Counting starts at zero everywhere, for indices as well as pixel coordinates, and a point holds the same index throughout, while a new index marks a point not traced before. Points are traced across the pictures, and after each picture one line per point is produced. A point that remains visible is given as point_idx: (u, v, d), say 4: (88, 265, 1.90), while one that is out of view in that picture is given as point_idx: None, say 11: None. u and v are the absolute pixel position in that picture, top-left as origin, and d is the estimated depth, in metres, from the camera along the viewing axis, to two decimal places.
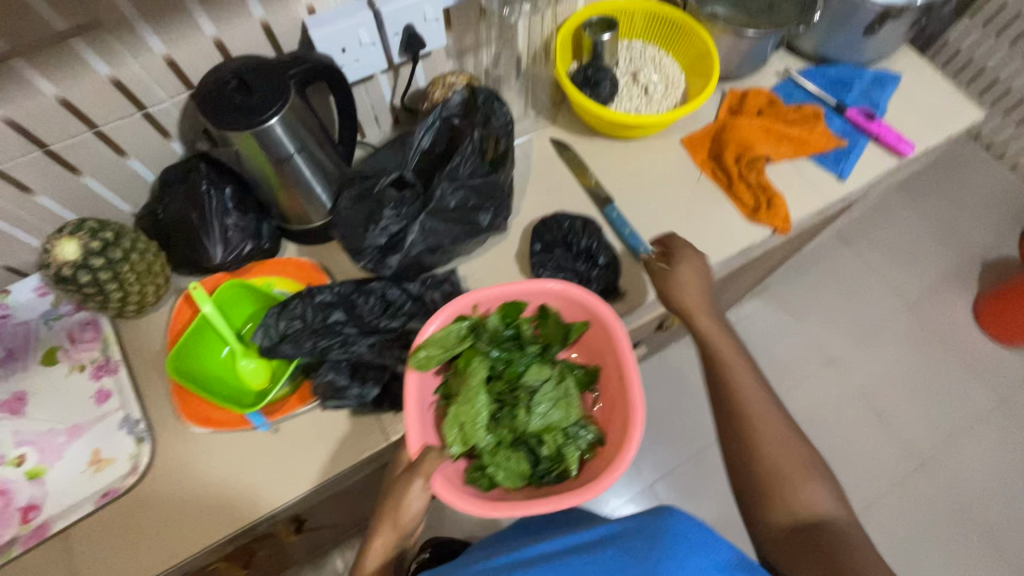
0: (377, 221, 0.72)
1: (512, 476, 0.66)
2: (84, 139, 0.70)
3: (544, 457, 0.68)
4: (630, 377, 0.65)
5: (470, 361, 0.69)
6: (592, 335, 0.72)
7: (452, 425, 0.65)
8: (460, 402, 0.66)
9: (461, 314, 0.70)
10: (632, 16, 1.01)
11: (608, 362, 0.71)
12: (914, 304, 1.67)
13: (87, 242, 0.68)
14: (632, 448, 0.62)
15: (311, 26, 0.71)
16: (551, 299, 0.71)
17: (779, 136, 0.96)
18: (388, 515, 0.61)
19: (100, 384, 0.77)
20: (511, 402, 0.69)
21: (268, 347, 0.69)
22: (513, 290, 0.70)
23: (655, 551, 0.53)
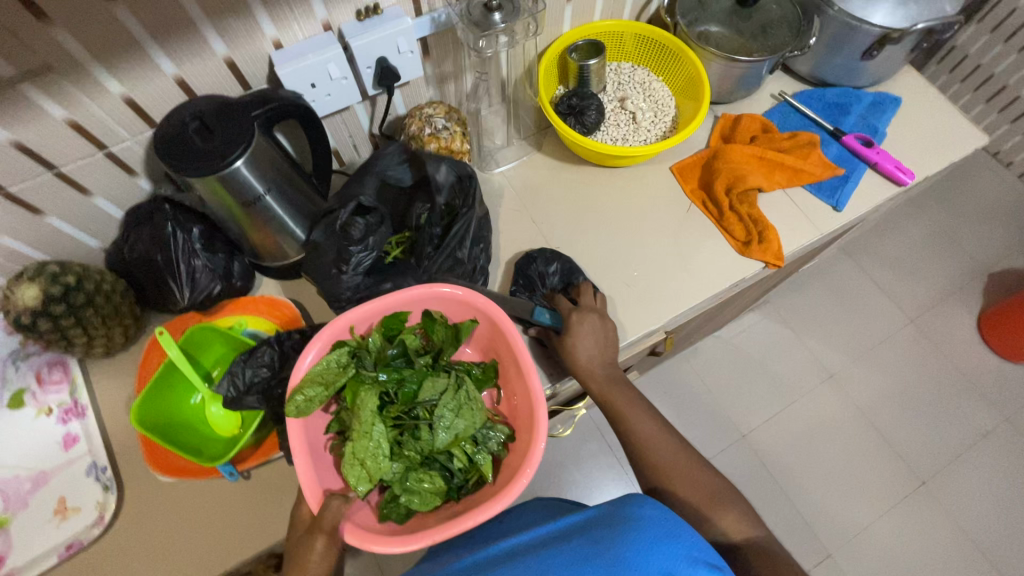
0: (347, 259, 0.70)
1: (427, 499, 0.63)
2: (44, 180, 0.68)
3: (457, 469, 0.65)
4: (526, 369, 0.65)
5: (357, 393, 0.63)
6: (482, 332, 0.71)
7: (351, 465, 0.60)
8: (355, 439, 0.61)
9: (338, 340, 0.66)
10: (623, 35, 0.97)
11: (504, 358, 0.69)
12: (916, 318, 1.64)
13: (48, 287, 0.66)
14: (541, 439, 0.61)
15: (277, 62, 0.68)
16: (433, 303, 0.69)
17: (771, 165, 0.93)
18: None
19: (67, 428, 0.75)
20: (411, 425, 0.65)
21: (233, 400, 0.66)
22: (389, 303, 0.67)
23: (626, 536, 0.51)
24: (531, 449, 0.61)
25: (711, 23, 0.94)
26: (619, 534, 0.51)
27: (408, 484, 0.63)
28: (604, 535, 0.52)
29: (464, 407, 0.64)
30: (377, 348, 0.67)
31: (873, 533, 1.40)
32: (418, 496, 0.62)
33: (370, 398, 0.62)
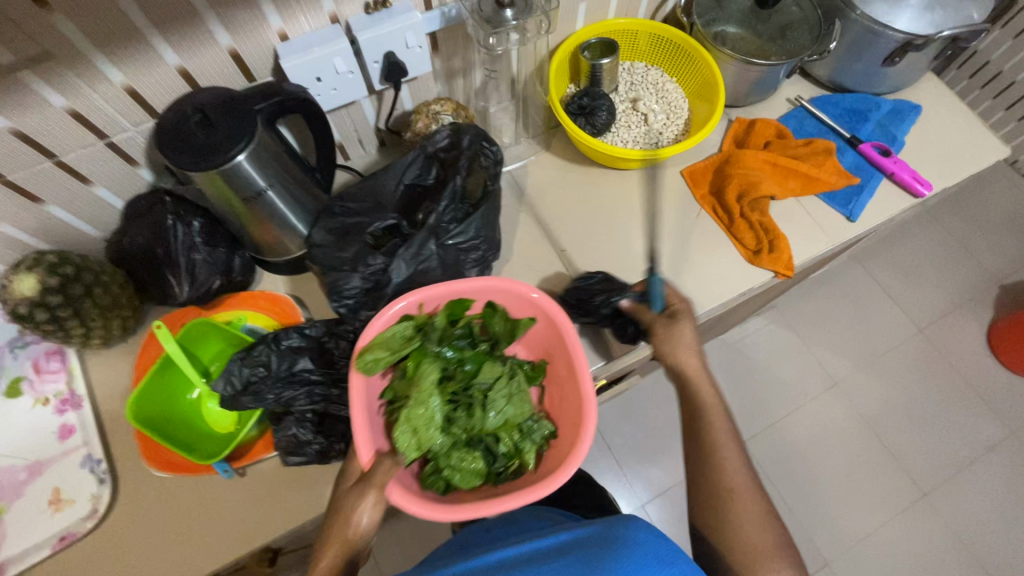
0: (366, 259, 0.68)
1: (468, 478, 0.63)
2: (44, 169, 0.67)
3: (501, 454, 0.65)
4: (579, 370, 0.64)
5: (419, 364, 0.64)
6: (538, 331, 0.70)
7: (403, 429, 0.60)
8: (412, 405, 0.61)
9: (406, 314, 0.66)
10: (637, 34, 0.94)
11: (557, 357, 0.69)
12: (924, 327, 1.61)
13: (46, 278, 0.65)
14: (590, 435, 0.60)
15: (282, 55, 0.66)
16: (497, 295, 0.68)
17: (785, 171, 0.91)
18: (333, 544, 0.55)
19: (64, 419, 0.74)
20: (465, 402, 0.66)
21: (229, 397, 0.64)
22: (459, 288, 0.67)
23: (615, 558, 0.50)
24: (578, 442, 0.60)
25: (728, 23, 0.92)
26: (608, 555, 0.51)
27: (451, 460, 0.63)
28: (594, 555, 0.51)
29: (516, 397, 0.65)
30: (444, 326, 0.67)
31: (873, 544, 1.39)
32: (458, 473, 0.63)
33: (432, 370, 0.63)
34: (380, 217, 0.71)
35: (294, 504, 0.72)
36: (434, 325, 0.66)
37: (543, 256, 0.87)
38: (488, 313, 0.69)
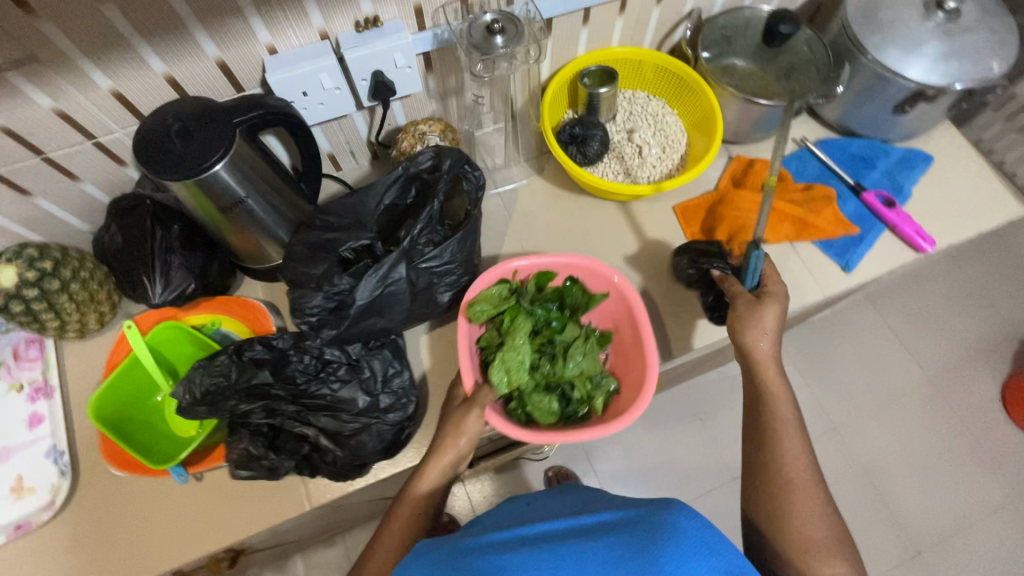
0: (330, 279, 0.66)
1: (546, 415, 0.70)
2: (32, 164, 0.68)
3: (574, 401, 0.72)
4: (645, 335, 0.71)
5: (514, 318, 0.73)
6: (608, 306, 0.78)
7: (497, 368, 0.69)
8: (506, 349, 0.70)
9: (503, 278, 0.76)
10: (643, 63, 0.92)
11: (623, 328, 0.76)
12: (934, 377, 1.55)
13: (23, 271, 0.67)
14: (652, 388, 0.68)
15: (268, 69, 0.67)
16: (579, 270, 0.77)
17: (781, 216, 0.88)
18: (446, 450, 0.67)
19: (34, 407, 0.75)
20: (549, 354, 0.74)
21: (184, 406, 0.65)
22: (546, 261, 0.76)
23: (662, 543, 0.45)
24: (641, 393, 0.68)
25: (737, 57, 0.91)
26: (654, 539, 0.46)
27: (532, 398, 0.70)
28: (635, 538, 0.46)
29: (591, 355, 0.73)
30: (534, 291, 0.76)
31: None
32: (539, 410, 0.70)
33: (525, 324, 0.71)
34: (357, 235, 0.70)
35: (250, 513, 0.72)
36: (527, 289, 0.75)
37: None
38: (567, 283, 0.76)
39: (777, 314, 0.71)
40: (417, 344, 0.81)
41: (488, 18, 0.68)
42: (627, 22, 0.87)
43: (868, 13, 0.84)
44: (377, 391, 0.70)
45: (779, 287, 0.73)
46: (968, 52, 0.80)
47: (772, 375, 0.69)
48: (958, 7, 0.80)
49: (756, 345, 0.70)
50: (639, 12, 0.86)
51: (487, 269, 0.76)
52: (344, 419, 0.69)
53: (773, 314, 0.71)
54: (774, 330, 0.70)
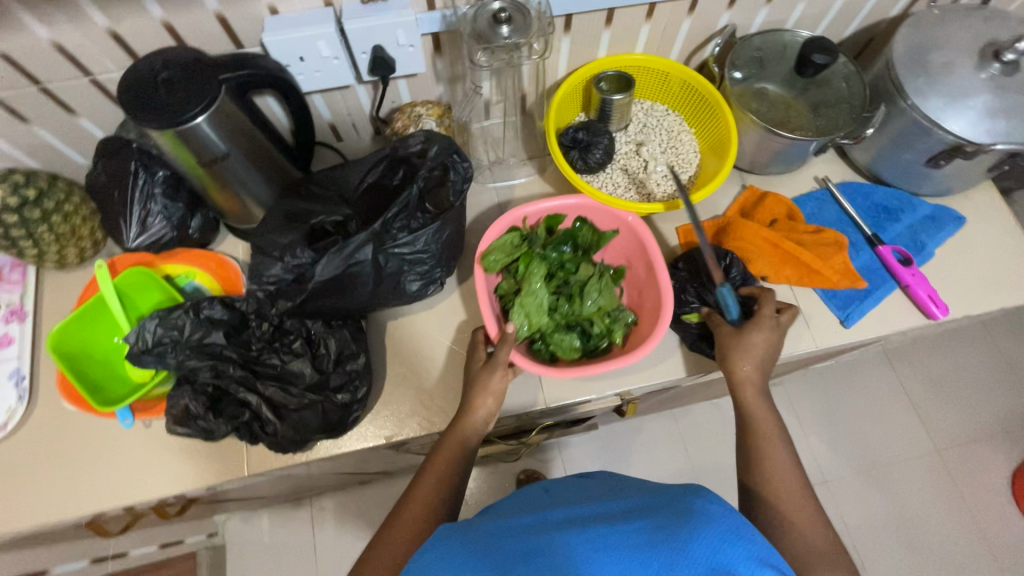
0: (291, 252, 0.66)
1: (570, 351, 0.71)
2: (29, 92, 0.69)
3: (594, 334, 0.72)
4: (660, 273, 0.72)
5: (529, 265, 0.73)
6: (620, 243, 0.78)
7: (517, 312, 0.70)
8: (523, 295, 0.70)
9: (513, 227, 0.75)
10: (668, 75, 0.87)
11: (635, 262, 0.77)
12: (941, 449, 1.45)
13: (6, 196, 0.69)
14: (666, 322, 0.69)
15: (265, 29, 0.65)
16: (586, 213, 0.77)
17: (786, 256, 0.82)
18: (473, 409, 0.68)
19: (7, 328, 0.77)
20: (566, 294, 0.73)
21: (132, 353, 0.65)
22: (553, 205, 0.76)
23: (692, 528, 0.46)
24: (656, 329, 0.69)
25: (769, 82, 0.87)
26: (685, 523, 0.46)
27: (554, 336, 0.71)
28: (665, 523, 0.47)
29: (608, 289, 0.72)
30: (544, 236, 0.75)
31: None
32: (563, 348, 0.71)
33: (539, 269, 0.71)
34: (328, 211, 0.70)
35: (189, 469, 0.73)
36: (538, 234, 0.74)
37: None
38: (577, 225, 0.76)
39: (766, 340, 0.70)
40: (384, 329, 0.80)
41: (496, 5, 0.66)
42: (654, 29, 0.83)
43: (916, 53, 0.77)
44: (329, 369, 0.69)
45: (766, 312, 0.71)
46: (1021, 111, 0.72)
47: (750, 397, 0.69)
48: (1018, 60, 0.73)
49: (739, 368, 0.69)
50: (668, 20, 0.81)
51: (498, 217, 0.75)
52: (292, 393, 0.67)
53: (760, 339, 0.69)
54: (760, 356, 0.69)
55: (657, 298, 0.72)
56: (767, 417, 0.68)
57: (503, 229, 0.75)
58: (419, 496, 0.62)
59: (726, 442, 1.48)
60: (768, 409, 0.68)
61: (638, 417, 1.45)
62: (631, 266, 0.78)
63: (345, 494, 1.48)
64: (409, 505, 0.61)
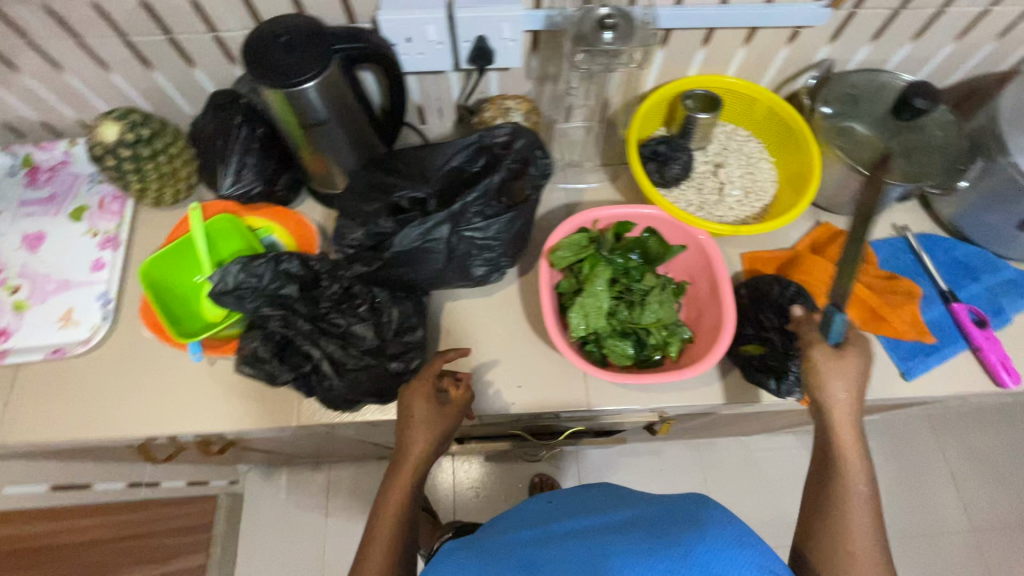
0: (375, 219, 0.70)
1: (622, 356, 0.72)
2: (160, 41, 0.75)
3: (649, 344, 0.73)
4: (725, 293, 0.72)
5: (594, 267, 0.73)
6: (686, 258, 0.79)
7: (576, 311, 0.71)
8: (585, 295, 0.71)
9: (582, 229, 0.77)
10: (754, 100, 0.86)
11: (698, 280, 0.77)
12: (978, 529, 1.38)
13: (124, 132, 0.74)
14: (723, 346, 0.69)
15: (381, 8, 0.69)
16: (658, 224, 0.77)
17: (852, 297, 0.80)
18: (414, 453, 0.66)
19: (101, 254, 0.84)
20: (626, 300, 0.74)
21: (215, 291, 0.68)
22: (626, 212, 0.77)
23: (696, 533, 0.55)
24: (709, 354, 0.69)
25: (859, 121, 0.85)
26: (689, 530, 0.56)
27: (609, 341, 0.72)
28: (669, 534, 0.56)
29: (669, 303, 0.73)
30: (613, 241, 0.76)
31: None
32: (616, 353, 0.72)
33: (606, 272, 0.72)
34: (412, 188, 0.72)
35: (242, 409, 0.77)
36: (607, 238, 0.75)
37: None
38: (647, 234, 0.76)
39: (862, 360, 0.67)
40: (441, 309, 0.82)
41: (603, 12, 0.67)
42: (750, 54, 0.82)
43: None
44: (388, 337, 0.72)
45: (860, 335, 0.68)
46: None
47: (847, 440, 0.65)
48: None
49: (838, 400, 0.65)
50: (765, 46, 0.81)
51: (569, 217, 0.77)
52: (352, 353, 0.71)
53: (858, 362, 0.66)
54: (856, 378, 0.66)
55: (716, 317, 0.73)
56: (859, 461, 0.64)
57: (572, 228, 0.77)
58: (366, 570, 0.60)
59: (747, 481, 1.45)
60: (860, 448, 0.65)
61: (661, 441, 1.44)
62: (693, 282, 0.79)
63: (364, 465, 1.52)
64: (363, 574, 0.60)
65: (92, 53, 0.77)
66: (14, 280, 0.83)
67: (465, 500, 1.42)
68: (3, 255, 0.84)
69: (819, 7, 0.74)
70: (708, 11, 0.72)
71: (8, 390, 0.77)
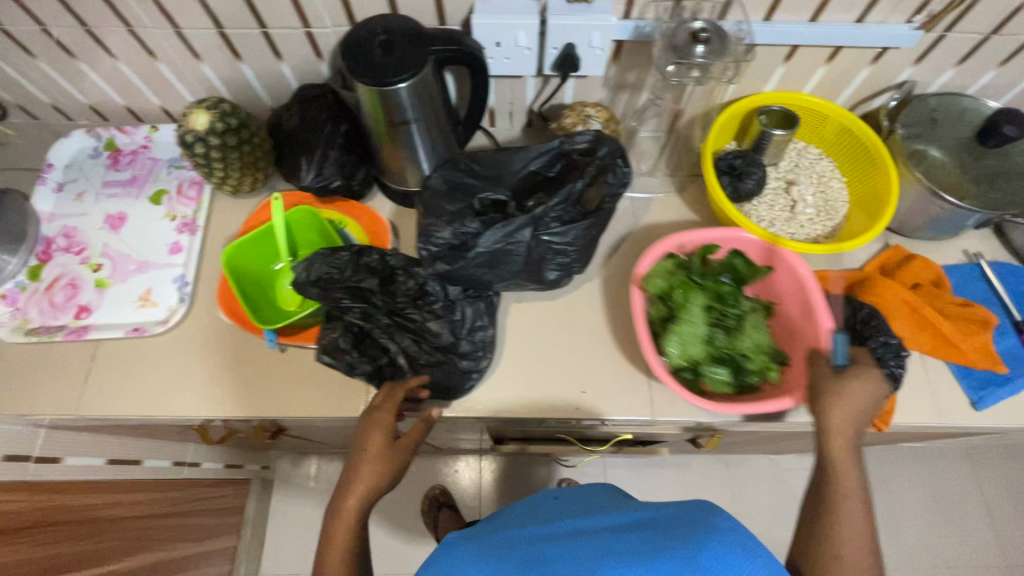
0: (461, 220, 0.71)
1: (722, 383, 0.72)
2: (254, 34, 0.77)
3: (749, 370, 0.73)
4: (821, 316, 0.72)
5: (687, 293, 0.74)
6: (774, 279, 0.79)
7: (673, 339, 0.71)
8: (681, 322, 0.72)
9: (670, 253, 0.78)
10: (825, 118, 0.85)
11: (789, 302, 0.77)
12: (1012, 565, 1.35)
13: (215, 121, 0.76)
14: None
15: (476, 12, 0.70)
16: (744, 246, 0.78)
17: (923, 322, 0.79)
18: (361, 485, 0.65)
19: (178, 237, 0.87)
20: (721, 326, 0.74)
21: (299, 282, 0.70)
22: (714, 235, 0.77)
23: (702, 537, 0.54)
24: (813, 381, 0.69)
25: (935, 145, 0.83)
26: (695, 535, 0.55)
27: (706, 367, 0.72)
28: (674, 535, 0.56)
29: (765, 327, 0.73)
30: (702, 265, 0.77)
31: None
32: (713, 380, 0.72)
33: (700, 299, 0.73)
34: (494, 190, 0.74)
35: (310, 398, 0.78)
36: (697, 263, 0.76)
37: (625, 288, 0.84)
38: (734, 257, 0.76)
39: (867, 392, 0.64)
40: (506, 309, 0.83)
41: (697, 25, 0.69)
42: (830, 73, 0.82)
43: None
44: (461, 335, 0.73)
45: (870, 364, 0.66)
46: None
47: (839, 447, 0.62)
48: None
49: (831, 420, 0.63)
50: (847, 66, 0.81)
51: (654, 243, 0.77)
52: (425, 348, 0.73)
53: (859, 391, 0.64)
54: (859, 406, 0.63)
55: (812, 340, 0.73)
56: (852, 470, 0.62)
57: (660, 253, 0.77)
58: None
59: (776, 500, 1.44)
60: (854, 459, 0.62)
61: (691, 454, 1.43)
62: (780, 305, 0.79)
63: None
64: None
65: (188, 42, 0.79)
66: (96, 259, 0.86)
67: (488, 497, 1.42)
68: (86, 234, 0.87)
69: (910, 30, 0.73)
70: (798, 29, 0.72)
71: (87, 364, 0.80)
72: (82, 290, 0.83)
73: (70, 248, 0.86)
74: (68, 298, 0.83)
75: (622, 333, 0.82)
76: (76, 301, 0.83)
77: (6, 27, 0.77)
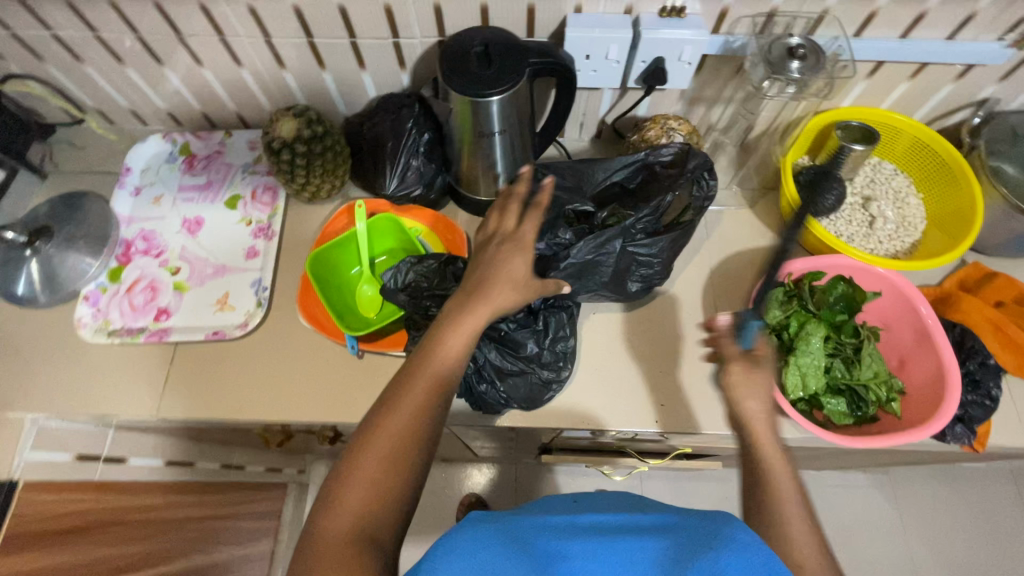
0: (553, 231, 0.72)
1: (841, 414, 0.73)
2: (341, 44, 0.79)
3: (869, 400, 0.73)
4: (939, 343, 0.72)
5: (803, 325, 0.74)
6: (881, 305, 0.79)
7: (792, 372, 0.73)
8: (800, 355, 0.73)
9: (778, 281, 0.78)
10: (901, 133, 0.86)
11: (900, 328, 0.77)
12: None
13: (300, 128, 0.77)
14: (952, 401, 0.68)
15: (569, 24, 0.71)
16: (852, 273, 0.77)
17: (1009, 341, 0.78)
18: (489, 300, 0.56)
19: (254, 242, 0.88)
20: (838, 357, 0.75)
21: (389, 290, 0.73)
22: (822, 263, 0.77)
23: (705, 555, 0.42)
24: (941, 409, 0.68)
25: (1010, 162, 0.79)
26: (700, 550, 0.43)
27: (825, 399, 0.73)
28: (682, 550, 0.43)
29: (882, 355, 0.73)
30: (812, 293, 0.77)
31: None
32: (831, 410, 0.73)
33: (817, 331, 0.73)
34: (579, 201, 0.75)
35: None
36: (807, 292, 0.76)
37: (699, 301, 0.84)
38: (845, 284, 0.76)
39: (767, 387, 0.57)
40: (581, 318, 0.83)
41: (794, 41, 0.70)
42: (912, 89, 0.82)
43: None
44: (545, 345, 0.73)
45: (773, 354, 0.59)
46: None
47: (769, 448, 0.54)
48: None
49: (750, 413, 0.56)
50: (931, 83, 0.80)
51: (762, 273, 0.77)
52: (507, 357, 0.72)
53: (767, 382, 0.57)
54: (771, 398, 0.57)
55: (931, 367, 0.72)
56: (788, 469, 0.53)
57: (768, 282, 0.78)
58: (408, 404, 0.49)
59: None
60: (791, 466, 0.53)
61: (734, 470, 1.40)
62: (890, 329, 0.79)
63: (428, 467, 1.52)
64: (394, 417, 0.48)
65: (275, 51, 0.81)
66: (175, 262, 0.87)
67: None
68: (164, 238, 0.89)
69: (1001, 47, 0.73)
70: (887, 45, 0.73)
71: (165, 365, 0.81)
72: (161, 293, 0.85)
73: (149, 251, 0.88)
74: (147, 300, 0.84)
75: (695, 346, 0.81)
76: (156, 304, 0.84)
77: (100, 33, 0.78)
